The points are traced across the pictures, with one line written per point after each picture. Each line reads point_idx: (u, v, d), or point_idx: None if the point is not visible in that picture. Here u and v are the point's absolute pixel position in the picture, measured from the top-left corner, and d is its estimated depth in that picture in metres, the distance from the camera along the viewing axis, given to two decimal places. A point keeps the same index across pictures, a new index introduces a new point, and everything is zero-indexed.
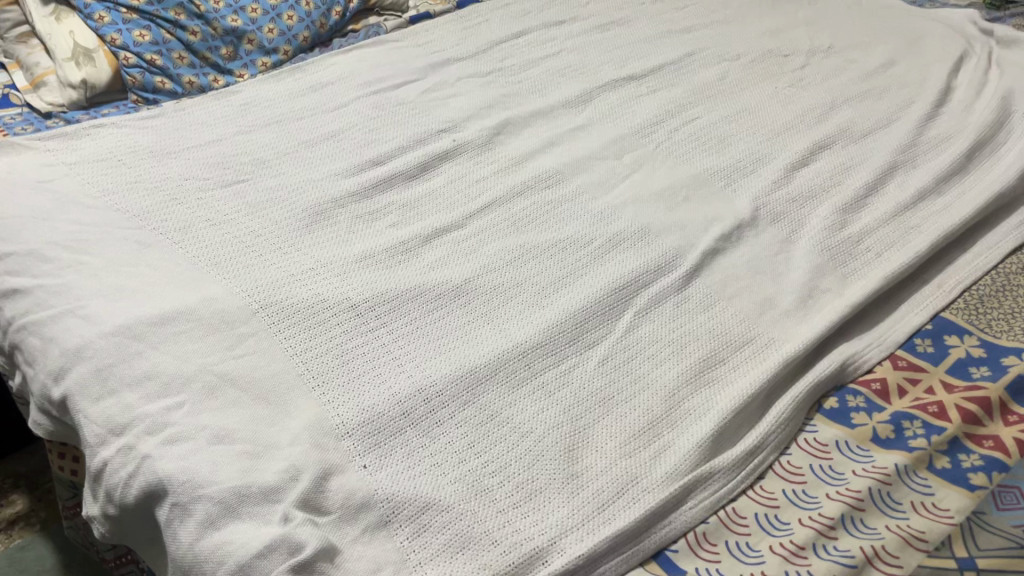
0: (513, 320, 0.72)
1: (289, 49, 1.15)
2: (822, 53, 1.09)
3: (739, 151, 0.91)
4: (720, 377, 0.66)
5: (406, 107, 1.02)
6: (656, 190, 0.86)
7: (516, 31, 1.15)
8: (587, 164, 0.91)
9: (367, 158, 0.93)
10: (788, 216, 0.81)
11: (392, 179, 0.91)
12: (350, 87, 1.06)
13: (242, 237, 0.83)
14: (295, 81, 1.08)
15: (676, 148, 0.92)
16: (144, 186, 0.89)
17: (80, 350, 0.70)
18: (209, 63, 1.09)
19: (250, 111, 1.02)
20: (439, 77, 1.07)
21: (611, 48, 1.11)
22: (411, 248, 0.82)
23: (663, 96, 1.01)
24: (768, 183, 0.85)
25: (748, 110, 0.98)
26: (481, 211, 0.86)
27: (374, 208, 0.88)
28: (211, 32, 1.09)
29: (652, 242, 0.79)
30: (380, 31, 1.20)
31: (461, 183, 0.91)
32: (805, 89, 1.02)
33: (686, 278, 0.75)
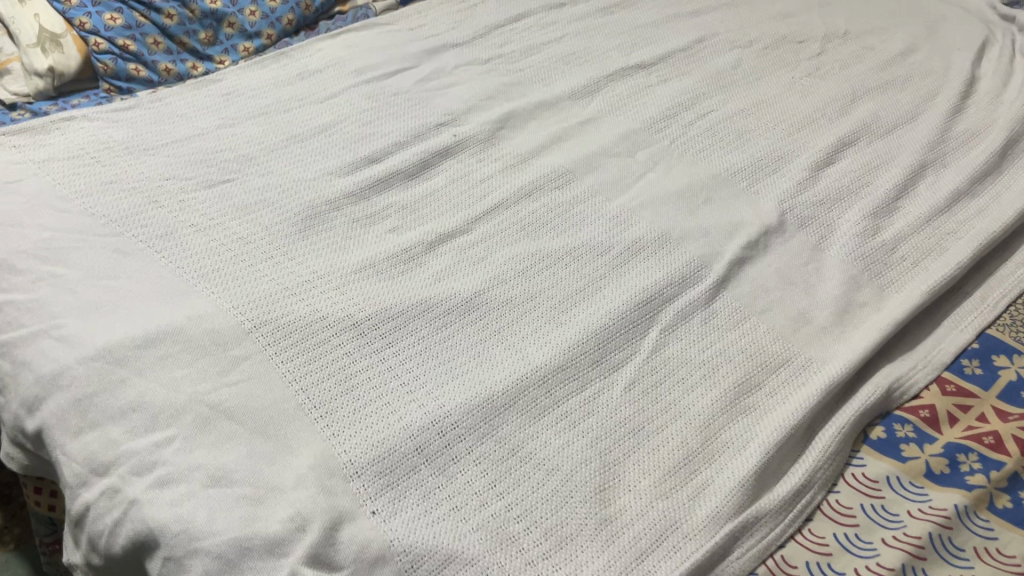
0: (528, 338, 0.67)
1: (273, 33, 1.07)
2: (838, 39, 1.04)
3: (759, 147, 0.85)
4: (758, 404, 0.62)
5: (402, 98, 0.95)
6: (674, 192, 0.81)
7: (514, 14, 1.08)
8: (598, 161, 0.86)
9: (362, 155, 0.87)
10: (816, 221, 0.76)
11: (390, 179, 0.85)
12: (341, 74, 0.99)
13: (230, 245, 0.77)
14: (281, 68, 1.01)
15: (692, 144, 0.87)
16: (121, 186, 0.82)
17: (56, 377, 0.63)
18: (186, 48, 1.02)
19: (233, 101, 0.95)
20: (436, 65, 1.00)
21: (616, 33, 1.05)
22: (414, 256, 0.76)
23: (675, 86, 0.96)
24: (793, 184, 0.80)
25: (766, 102, 0.93)
26: (487, 215, 0.81)
27: (372, 210, 0.82)
28: (188, 14, 1.02)
29: (674, 249, 0.74)
30: (370, 13, 1.13)
31: (464, 183, 0.85)
32: (824, 79, 0.97)
33: (713, 291, 0.70)
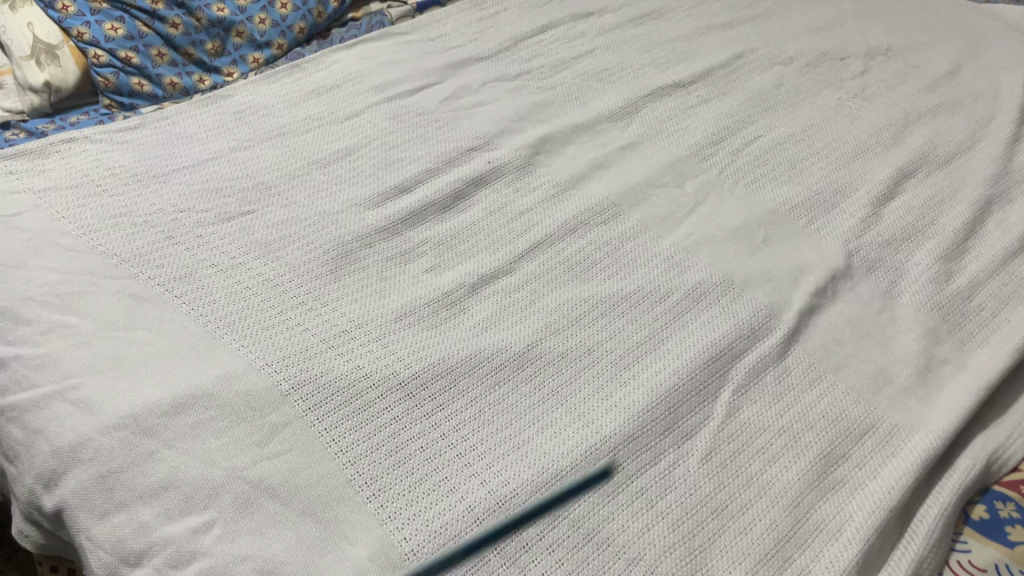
0: (591, 401, 0.62)
1: (284, 43, 1.00)
2: (881, 55, 0.99)
3: (815, 178, 0.80)
4: (846, 479, 0.57)
5: (428, 119, 0.89)
6: (730, 228, 0.76)
7: (540, 25, 1.02)
8: (644, 193, 0.80)
9: (391, 185, 0.81)
10: (884, 263, 0.72)
11: (423, 212, 0.79)
12: (360, 91, 0.93)
13: (256, 289, 0.71)
14: (295, 83, 0.94)
15: (742, 174, 0.82)
16: (131, 220, 0.76)
17: (76, 450, 0.57)
18: (192, 60, 0.95)
19: (246, 121, 0.89)
20: (462, 81, 0.94)
21: (649, 47, 1.00)
22: (456, 300, 0.71)
23: (717, 108, 0.90)
24: (855, 222, 0.75)
25: (815, 126, 0.88)
26: (530, 253, 0.75)
27: (405, 247, 0.76)
28: (194, 22, 0.94)
29: (738, 296, 0.69)
30: (385, 20, 1.06)
31: (502, 216, 0.79)
32: (873, 100, 0.92)
33: (784, 346, 0.65)
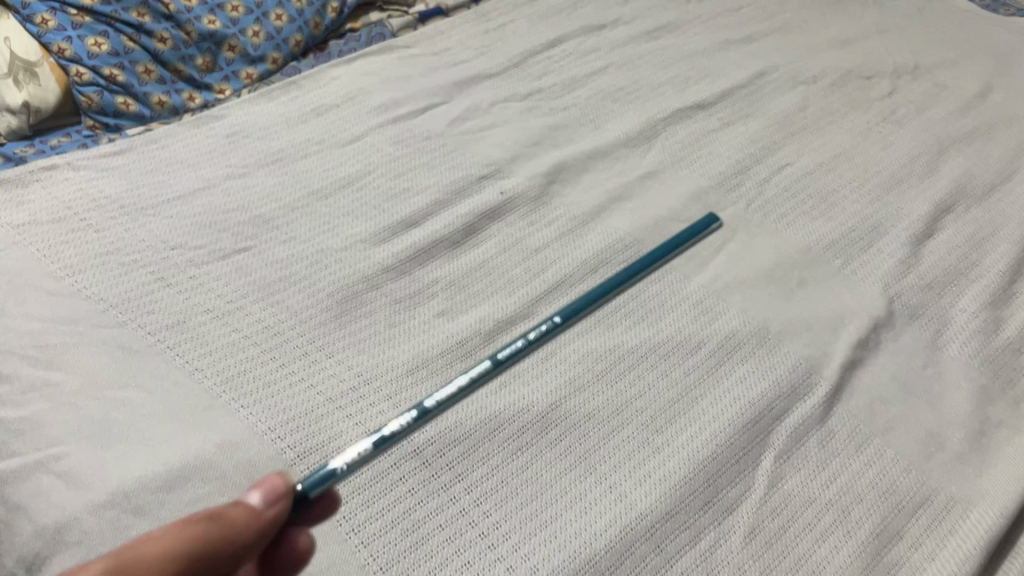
0: (623, 470, 0.57)
1: (278, 57, 0.94)
2: (909, 73, 0.95)
3: (849, 214, 0.76)
4: (902, 561, 0.53)
5: (435, 144, 0.84)
6: (762, 270, 0.71)
7: (550, 39, 0.97)
8: (668, 228, 0.76)
9: (398, 219, 0.76)
10: (928, 310, 0.68)
11: (432, 248, 0.74)
12: (361, 112, 0.87)
13: (255, 338, 0.65)
14: (292, 102, 0.89)
15: (771, 207, 0.77)
16: (119, 259, 0.70)
17: (60, 531, 0.52)
18: (182, 76, 0.89)
19: (240, 144, 0.83)
20: (470, 101, 0.89)
21: (665, 63, 0.95)
22: (472, 350, 0.66)
23: (741, 133, 0.85)
24: (895, 262, 0.71)
25: (844, 153, 0.83)
26: (548, 295, 0.71)
27: (415, 289, 0.71)
28: (183, 36, 0.88)
29: (775, 349, 0.64)
30: (386, 32, 1.00)
31: (517, 253, 0.74)
32: (903, 124, 0.87)
33: (828, 405, 0.61)
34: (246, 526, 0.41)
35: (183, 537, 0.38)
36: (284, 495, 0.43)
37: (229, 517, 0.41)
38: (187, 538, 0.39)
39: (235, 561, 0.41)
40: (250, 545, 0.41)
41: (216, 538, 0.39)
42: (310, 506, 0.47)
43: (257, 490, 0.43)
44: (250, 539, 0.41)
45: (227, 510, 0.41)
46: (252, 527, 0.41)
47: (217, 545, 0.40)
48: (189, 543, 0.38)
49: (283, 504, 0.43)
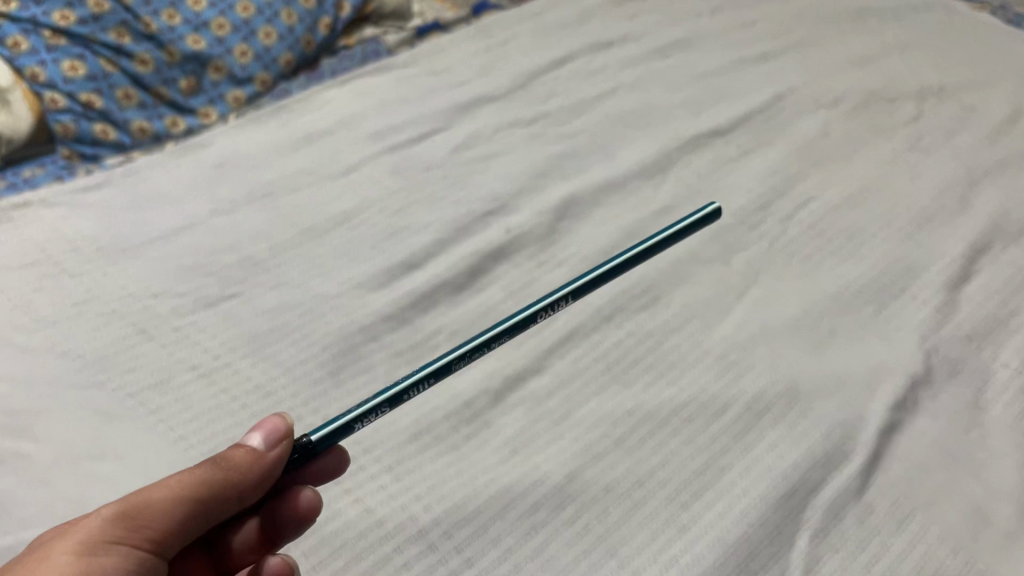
0: (646, 554, 0.52)
1: (267, 77, 0.89)
2: (934, 96, 0.90)
3: (877, 256, 0.71)
4: None
5: (436, 175, 0.79)
6: (788, 319, 0.66)
7: (556, 57, 0.92)
8: (686, 270, 0.71)
9: (398, 259, 0.71)
10: (968, 365, 0.63)
11: (435, 292, 0.69)
12: (357, 138, 0.82)
13: (245, 399, 0.60)
14: (283, 127, 0.83)
15: (795, 247, 0.73)
16: (97, 308, 0.65)
17: None
18: (164, 100, 0.84)
19: (227, 176, 0.78)
20: (473, 127, 0.84)
21: (678, 84, 0.90)
22: (478, 411, 0.61)
23: (760, 162, 0.81)
24: (930, 311, 0.66)
25: (870, 186, 0.79)
26: (560, 347, 0.65)
27: (416, 339, 0.66)
28: (165, 58, 0.83)
29: (807, 410, 0.60)
30: (381, 51, 0.95)
31: (525, 298, 0.69)
32: (930, 153, 0.83)
33: (865, 475, 0.56)
34: (248, 467, 0.46)
35: (187, 482, 0.43)
36: (285, 437, 0.47)
37: (231, 460, 0.45)
38: (194, 482, 0.44)
39: (240, 497, 0.46)
40: (255, 483, 0.46)
41: (219, 482, 0.44)
42: (316, 453, 0.50)
43: (259, 434, 0.47)
44: (253, 478, 0.46)
45: (230, 452, 0.46)
46: (254, 468, 0.46)
47: (219, 487, 0.44)
48: (194, 487, 0.43)
49: (284, 445, 0.47)
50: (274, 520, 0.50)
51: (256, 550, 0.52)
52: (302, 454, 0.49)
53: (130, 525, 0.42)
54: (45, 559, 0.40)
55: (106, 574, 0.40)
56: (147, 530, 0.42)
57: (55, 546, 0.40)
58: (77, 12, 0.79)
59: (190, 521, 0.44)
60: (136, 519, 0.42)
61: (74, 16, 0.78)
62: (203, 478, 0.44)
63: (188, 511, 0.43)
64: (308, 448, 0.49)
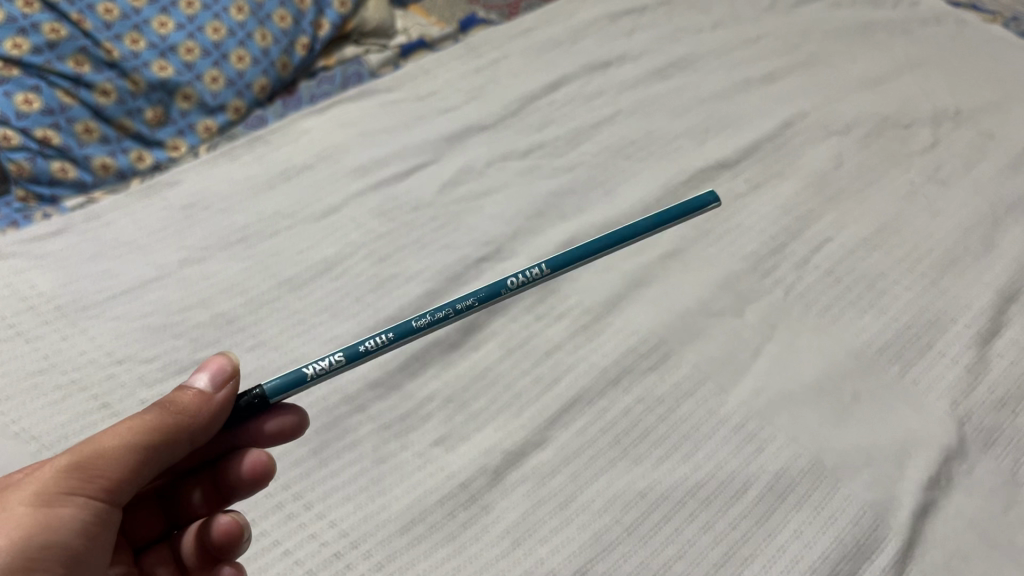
0: None
1: (241, 104, 0.83)
2: (949, 120, 0.86)
3: (900, 306, 0.67)
4: None
5: (424, 216, 0.73)
6: (809, 382, 0.62)
7: (550, 79, 0.86)
8: (697, 324, 0.66)
9: (385, 315, 0.66)
10: (1002, 433, 0.59)
11: (426, 353, 0.63)
12: (338, 173, 0.76)
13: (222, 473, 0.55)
14: (258, 161, 0.77)
15: (812, 296, 0.68)
16: (54, 380, 0.59)
17: None
18: (129, 133, 0.77)
19: (197, 219, 0.72)
20: (463, 159, 0.78)
21: (680, 110, 0.85)
22: (476, 494, 0.56)
23: (770, 200, 0.76)
24: (960, 372, 0.62)
25: (888, 225, 0.74)
26: (563, 416, 0.60)
27: (407, 407, 0.61)
28: (129, 87, 0.76)
29: (833, 490, 0.55)
30: (362, 71, 0.89)
31: (524, 357, 0.64)
32: (949, 186, 0.78)
33: (900, 567, 0.52)
34: (198, 409, 0.45)
35: (136, 429, 0.43)
36: (231, 377, 0.47)
37: (180, 403, 0.45)
38: (142, 430, 0.43)
39: (192, 438, 0.46)
40: (205, 424, 0.46)
41: (169, 428, 0.44)
42: (267, 407, 0.49)
43: (204, 374, 0.46)
44: (203, 420, 0.45)
45: (177, 396, 0.45)
46: (202, 410, 0.45)
47: (169, 433, 0.44)
48: (144, 434, 0.43)
49: (232, 385, 0.47)
50: (227, 479, 0.52)
51: (209, 506, 0.55)
52: (251, 405, 0.48)
53: (82, 476, 0.41)
54: (0, 512, 0.39)
55: (65, 524, 0.40)
56: (100, 481, 0.42)
57: (10, 499, 0.40)
58: (30, 39, 0.71)
59: (143, 467, 0.43)
60: (88, 470, 0.41)
61: (28, 44, 0.71)
62: (152, 423, 0.43)
63: (140, 458, 0.43)
64: (261, 400, 0.48)
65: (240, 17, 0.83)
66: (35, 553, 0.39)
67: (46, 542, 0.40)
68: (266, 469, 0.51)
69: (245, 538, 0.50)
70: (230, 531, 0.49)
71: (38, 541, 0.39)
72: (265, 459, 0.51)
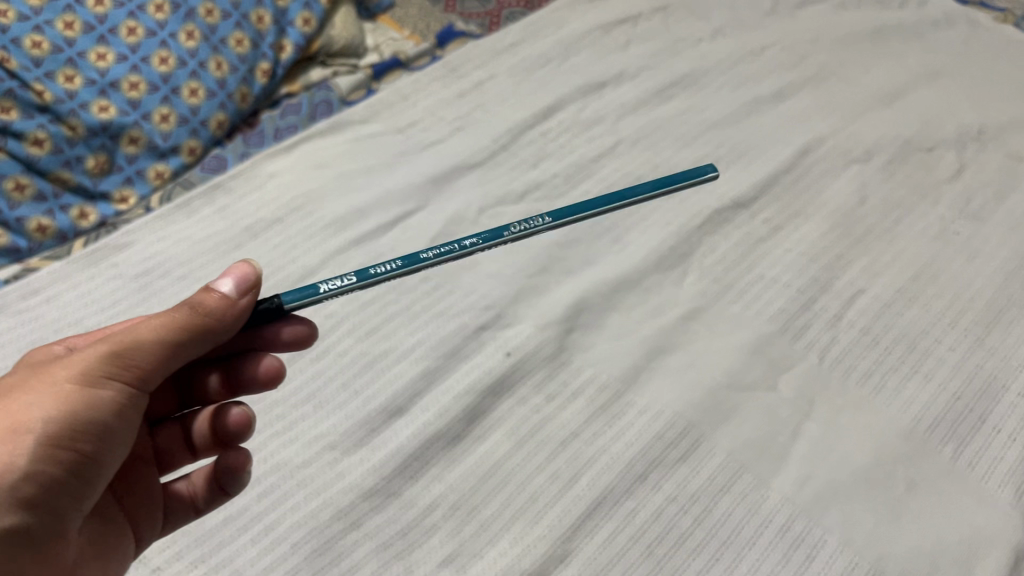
0: None
1: (196, 145, 0.73)
2: (973, 142, 0.79)
3: (947, 370, 0.61)
4: None
5: (414, 275, 0.65)
6: (858, 470, 0.55)
7: (543, 106, 0.78)
8: (729, 400, 0.59)
9: (379, 403, 0.58)
10: None
11: (427, 449, 0.56)
12: (313, 224, 0.68)
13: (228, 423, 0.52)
14: (221, 214, 0.68)
15: (850, 362, 0.61)
16: None
17: None
18: (68, 185, 0.67)
19: (155, 291, 0.63)
20: (454, 205, 0.70)
21: (687, 138, 0.77)
22: None
23: (794, 244, 0.69)
24: (1020, 452, 0.56)
25: (923, 270, 0.67)
26: (589, 523, 0.53)
27: (410, 517, 0.53)
28: (66, 133, 0.66)
29: None
30: (333, 97, 0.80)
31: (539, 446, 0.57)
32: (983, 221, 0.72)
33: None
34: (222, 314, 0.44)
35: (167, 325, 0.42)
36: (253, 288, 0.45)
37: (205, 305, 0.43)
38: (172, 327, 0.42)
39: (216, 340, 0.44)
40: (227, 329, 0.44)
41: (195, 329, 0.43)
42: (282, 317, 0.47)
43: (228, 280, 0.44)
44: (225, 324, 0.44)
45: (202, 296, 0.43)
46: (227, 314, 0.44)
47: (196, 332, 0.43)
48: (175, 332, 0.42)
49: (252, 296, 0.45)
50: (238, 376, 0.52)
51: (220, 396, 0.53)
52: (267, 311, 0.47)
53: (118, 364, 0.41)
54: (49, 384, 0.40)
55: (106, 405, 0.41)
56: (135, 370, 0.42)
57: (54, 373, 0.41)
58: None
59: (172, 360, 0.43)
60: (125, 358, 0.41)
61: None
62: (182, 322, 0.42)
63: (170, 353, 0.42)
64: (275, 308, 0.47)
65: (192, 44, 0.72)
66: (78, 428, 0.40)
67: (88, 418, 0.40)
68: (280, 374, 0.52)
69: (252, 429, 0.52)
70: (242, 424, 0.51)
71: (80, 417, 0.40)
72: (279, 365, 0.52)
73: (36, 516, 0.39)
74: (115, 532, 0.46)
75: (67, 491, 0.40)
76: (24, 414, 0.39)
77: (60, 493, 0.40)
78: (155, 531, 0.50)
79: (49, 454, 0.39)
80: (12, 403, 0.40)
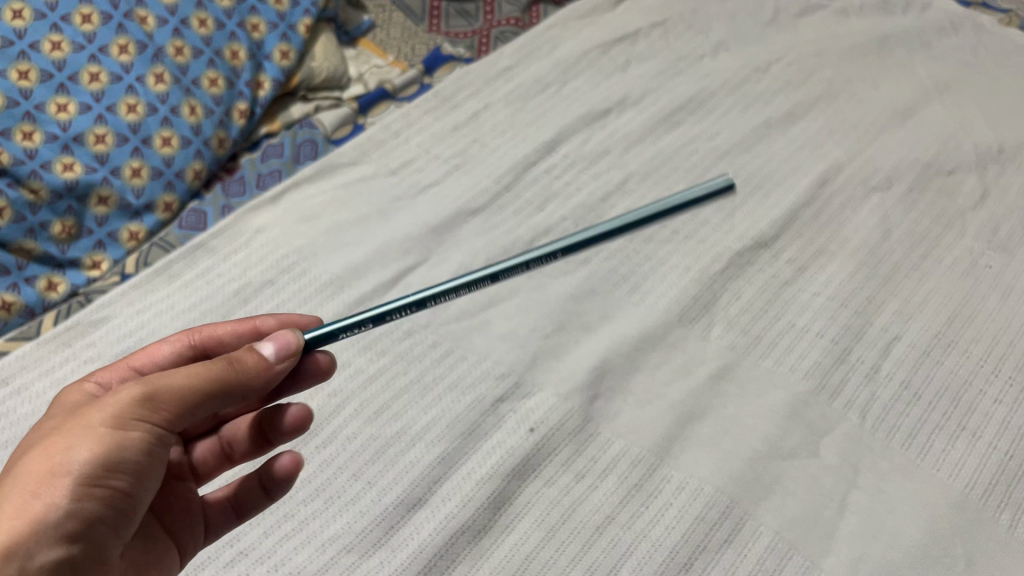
0: None
1: (173, 200, 0.67)
2: (995, 160, 0.74)
3: (994, 427, 0.57)
4: None
5: (423, 342, 0.61)
6: (914, 548, 0.52)
7: (544, 140, 0.73)
8: (770, 473, 0.55)
9: (396, 495, 0.53)
10: None
11: (452, 545, 0.51)
12: (307, 285, 0.62)
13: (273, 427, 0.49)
14: (205, 280, 0.62)
15: (893, 421, 0.58)
16: None
17: None
18: (32, 257, 0.61)
19: None
20: (458, 258, 0.65)
21: (700, 170, 0.73)
22: None
23: (821, 287, 0.65)
24: None
25: (958, 311, 0.64)
26: None
27: None
28: (27, 198, 0.59)
29: None
30: (317, 138, 0.75)
31: (573, 534, 0.52)
32: (1016, 250, 0.68)
33: None
34: (258, 370, 0.40)
35: (203, 372, 0.38)
36: (294, 353, 0.41)
37: (242, 362, 0.39)
38: (207, 376, 0.38)
39: (245, 396, 0.40)
40: (261, 386, 0.40)
41: (229, 381, 0.38)
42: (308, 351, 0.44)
43: (268, 343, 0.41)
44: (259, 382, 0.40)
45: (240, 353, 0.40)
46: (262, 375, 0.40)
47: (231, 385, 0.38)
48: (211, 380, 0.38)
49: (292, 359, 0.41)
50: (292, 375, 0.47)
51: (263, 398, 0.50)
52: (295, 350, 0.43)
53: (151, 405, 0.37)
54: (82, 424, 0.36)
55: (140, 447, 0.36)
56: (166, 412, 0.37)
57: (87, 415, 0.36)
58: None
59: (205, 409, 0.38)
60: (159, 401, 0.37)
61: None
62: (218, 372, 0.38)
63: (204, 401, 0.38)
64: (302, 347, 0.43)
65: (161, 88, 0.66)
66: (113, 468, 0.35)
67: (122, 459, 0.36)
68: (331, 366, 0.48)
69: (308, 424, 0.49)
70: (301, 419, 0.48)
71: (114, 460, 0.35)
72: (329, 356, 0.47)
73: (77, 554, 0.35)
74: (159, 550, 0.43)
75: (108, 525, 0.36)
76: (60, 455, 0.35)
77: (99, 530, 0.36)
78: (198, 543, 0.47)
79: (87, 494, 0.35)
80: (48, 446, 0.36)
